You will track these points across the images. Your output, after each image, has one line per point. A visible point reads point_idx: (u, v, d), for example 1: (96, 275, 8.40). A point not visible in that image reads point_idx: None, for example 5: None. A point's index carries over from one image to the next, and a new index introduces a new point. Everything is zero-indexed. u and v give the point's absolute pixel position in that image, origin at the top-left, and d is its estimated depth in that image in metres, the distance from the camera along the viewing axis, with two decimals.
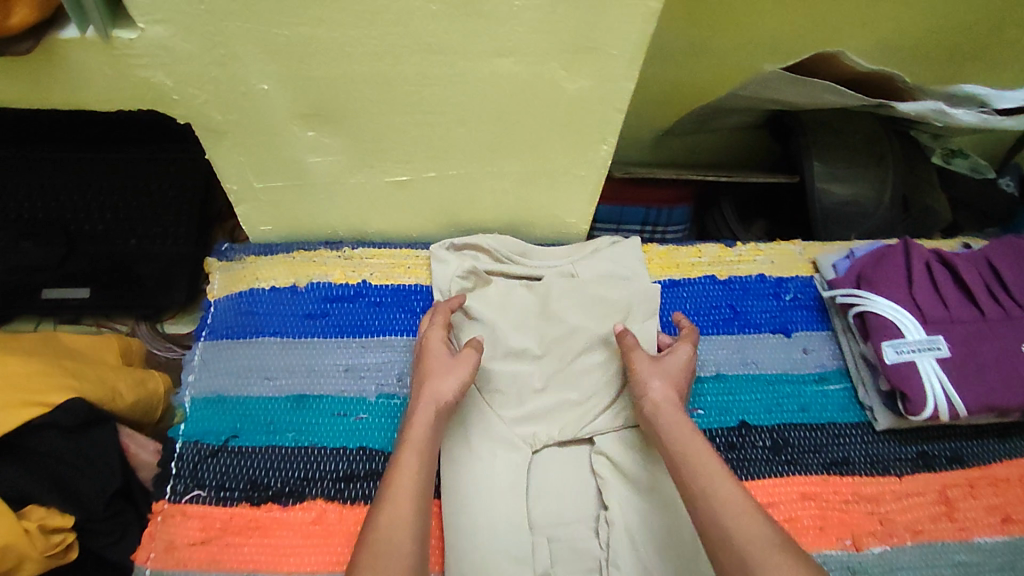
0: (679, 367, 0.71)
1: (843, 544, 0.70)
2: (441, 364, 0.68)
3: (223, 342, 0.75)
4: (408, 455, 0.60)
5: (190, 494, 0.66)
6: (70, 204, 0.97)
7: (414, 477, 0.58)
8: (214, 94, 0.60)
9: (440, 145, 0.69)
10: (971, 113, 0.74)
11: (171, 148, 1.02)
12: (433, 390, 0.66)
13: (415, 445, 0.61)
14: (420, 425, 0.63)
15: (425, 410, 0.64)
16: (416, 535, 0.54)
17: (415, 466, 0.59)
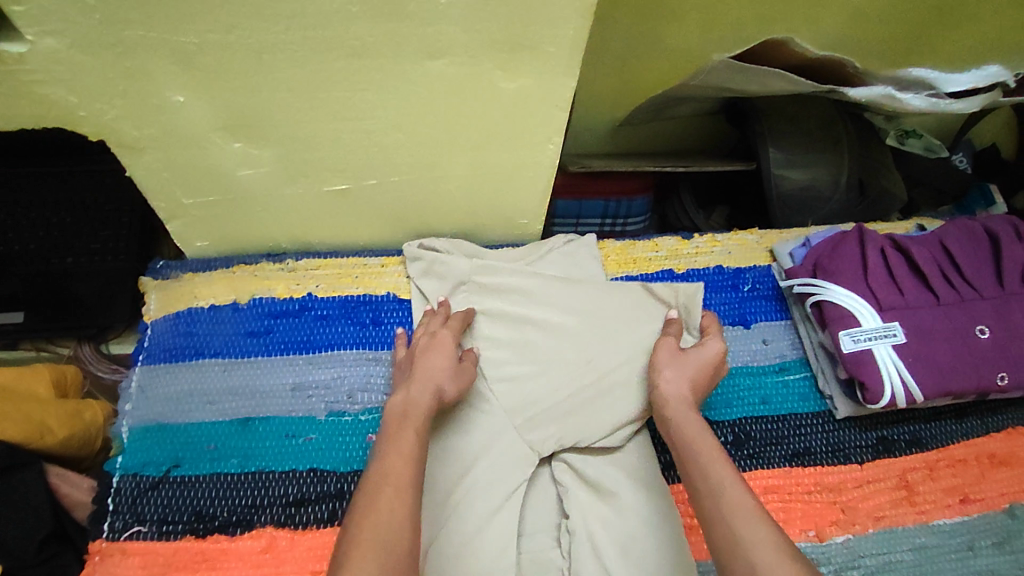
0: (701, 364, 0.68)
1: (806, 535, 0.70)
2: (445, 362, 0.65)
3: (161, 367, 0.72)
4: (403, 435, 0.57)
5: (130, 531, 0.62)
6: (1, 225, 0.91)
7: (410, 458, 0.55)
8: (125, 108, 0.57)
9: (378, 151, 0.66)
10: (919, 98, 0.73)
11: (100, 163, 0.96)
12: (436, 380, 0.63)
13: (412, 424, 0.58)
14: (417, 409, 0.60)
15: (424, 393, 0.62)
16: (410, 520, 0.50)
17: (412, 448, 0.56)
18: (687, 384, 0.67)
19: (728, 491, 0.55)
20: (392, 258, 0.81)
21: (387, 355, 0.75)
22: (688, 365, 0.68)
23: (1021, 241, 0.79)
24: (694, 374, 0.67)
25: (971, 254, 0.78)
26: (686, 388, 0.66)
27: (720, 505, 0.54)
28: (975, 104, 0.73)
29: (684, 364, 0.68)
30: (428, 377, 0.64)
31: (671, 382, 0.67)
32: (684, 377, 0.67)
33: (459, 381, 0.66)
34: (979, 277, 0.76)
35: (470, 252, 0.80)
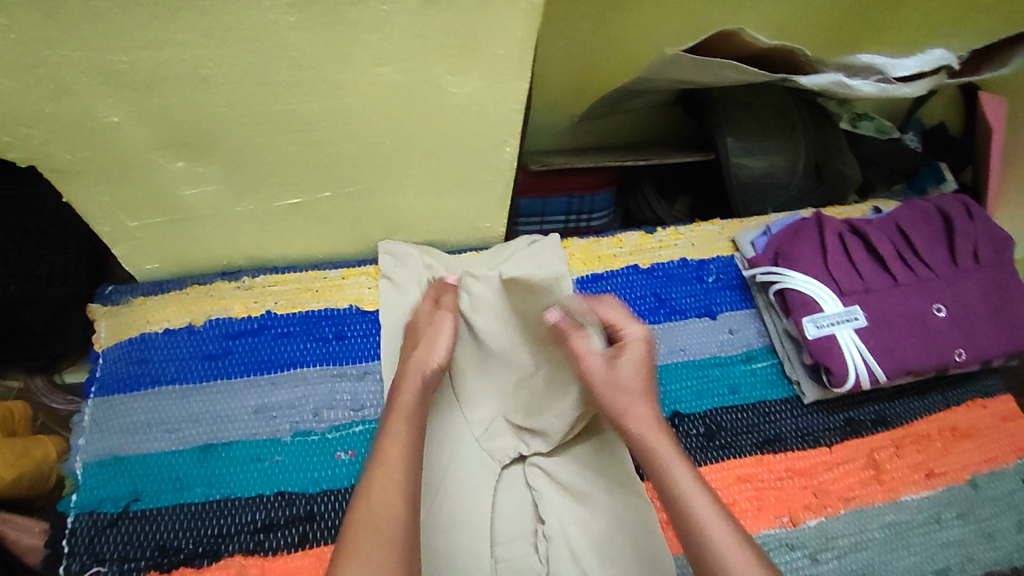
0: (637, 364, 0.64)
1: (780, 521, 0.71)
2: (425, 337, 0.68)
3: (114, 397, 0.69)
4: (397, 421, 0.60)
5: (88, 572, 0.59)
6: None
7: (402, 443, 0.58)
8: (54, 132, 0.54)
9: (330, 163, 0.64)
10: (869, 82, 0.72)
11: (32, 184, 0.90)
12: (420, 358, 0.66)
13: (402, 412, 0.61)
14: (406, 395, 0.63)
15: (413, 375, 0.64)
16: (403, 493, 0.55)
17: (404, 435, 0.59)
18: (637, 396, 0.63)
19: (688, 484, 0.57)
20: (352, 269, 0.79)
21: (352, 370, 0.73)
22: (632, 382, 0.63)
23: (972, 220, 0.81)
24: (641, 391, 0.63)
25: (925, 234, 0.80)
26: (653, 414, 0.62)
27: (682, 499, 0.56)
28: (920, 87, 0.74)
29: (631, 380, 0.63)
30: (413, 357, 0.66)
31: (636, 410, 0.62)
32: (640, 400, 0.62)
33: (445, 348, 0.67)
34: (935, 256, 0.78)
35: (443, 258, 0.79)
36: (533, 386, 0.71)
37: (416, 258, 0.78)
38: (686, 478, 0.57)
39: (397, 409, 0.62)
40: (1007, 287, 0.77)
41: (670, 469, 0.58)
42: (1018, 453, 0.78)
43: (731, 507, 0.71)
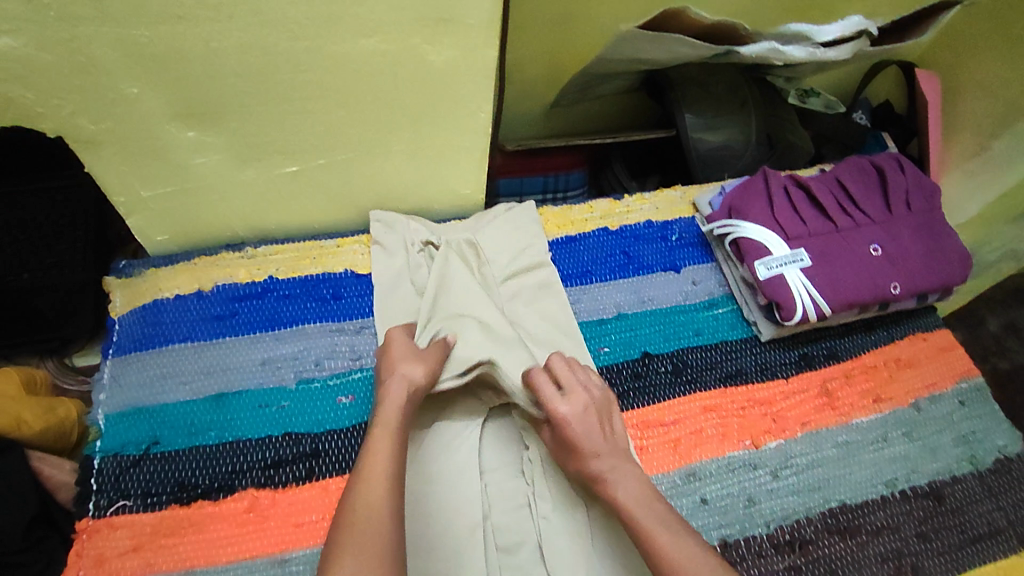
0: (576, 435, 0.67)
1: (744, 444, 0.78)
2: (405, 355, 0.70)
3: (131, 357, 0.75)
4: (380, 436, 0.62)
5: (115, 506, 0.65)
6: None
7: (388, 456, 0.61)
8: (81, 103, 0.61)
9: (324, 130, 0.72)
10: (801, 48, 0.82)
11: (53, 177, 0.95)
12: (404, 372, 0.68)
13: (387, 424, 0.63)
14: (391, 404, 0.65)
15: (398, 388, 0.67)
16: (387, 506, 0.56)
17: (386, 448, 0.61)
18: (589, 458, 0.66)
19: (643, 513, 0.61)
20: (346, 239, 0.85)
21: (350, 325, 0.80)
22: (588, 437, 0.67)
23: (903, 173, 0.90)
24: (596, 445, 0.66)
25: (863, 187, 0.88)
26: (616, 459, 0.66)
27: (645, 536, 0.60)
28: (846, 50, 0.84)
29: (594, 434, 0.67)
30: (397, 372, 0.68)
31: (597, 457, 0.66)
32: (597, 446, 0.66)
33: (430, 368, 0.70)
34: (872, 206, 0.87)
35: (428, 224, 0.86)
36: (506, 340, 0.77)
37: (404, 226, 0.86)
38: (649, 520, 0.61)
39: (383, 423, 0.64)
40: (935, 230, 0.86)
41: (623, 503, 0.63)
42: (956, 379, 0.86)
43: (698, 433, 0.78)
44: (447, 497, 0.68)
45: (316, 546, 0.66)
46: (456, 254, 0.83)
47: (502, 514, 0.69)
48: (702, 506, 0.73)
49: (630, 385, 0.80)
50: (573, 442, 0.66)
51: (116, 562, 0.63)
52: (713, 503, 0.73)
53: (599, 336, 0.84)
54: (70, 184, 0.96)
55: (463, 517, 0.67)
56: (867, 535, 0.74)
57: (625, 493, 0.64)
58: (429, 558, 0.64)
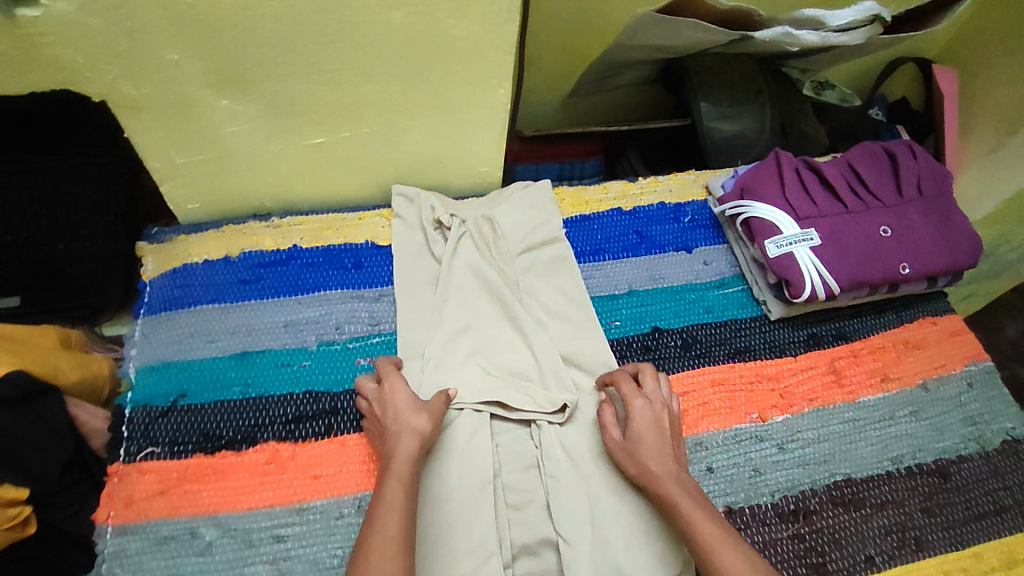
0: (648, 427, 0.69)
1: (751, 417, 0.79)
2: (411, 407, 0.68)
3: (161, 316, 0.78)
4: (391, 489, 0.61)
5: (144, 452, 0.69)
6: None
7: (401, 509, 0.59)
8: (125, 68, 0.65)
9: (350, 102, 0.75)
10: (813, 33, 0.83)
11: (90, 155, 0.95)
12: (411, 424, 0.66)
13: (399, 476, 0.62)
14: (402, 459, 0.63)
15: (407, 441, 0.65)
16: (400, 560, 0.56)
17: (399, 501, 0.60)
18: (658, 453, 0.67)
19: (691, 510, 0.62)
20: (368, 212, 0.88)
21: (369, 293, 0.82)
22: (644, 439, 0.68)
23: (915, 159, 0.91)
24: (652, 447, 0.67)
25: (874, 171, 0.90)
26: (672, 463, 0.67)
27: (704, 547, 0.59)
28: (858, 36, 0.85)
29: (661, 432, 0.69)
30: (404, 425, 0.66)
31: (654, 457, 0.67)
32: (651, 446, 0.67)
33: (435, 419, 0.68)
34: (883, 190, 0.88)
35: (445, 199, 0.89)
36: (513, 314, 0.80)
37: (420, 202, 0.88)
38: (711, 529, 0.60)
39: (393, 475, 0.62)
40: (946, 215, 0.87)
41: (687, 512, 0.62)
42: (965, 361, 0.87)
43: (706, 406, 0.79)
44: (456, 462, 0.69)
45: (348, 494, 0.69)
46: (468, 235, 0.86)
47: (512, 474, 0.71)
48: (708, 474, 0.75)
49: (640, 357, 0.82)
50: (646, 433, 0.68)
51: (144, 504, 0.66)
52: (719, 472, 0.75)
53: (611, 310, 0.86)
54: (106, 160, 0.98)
55: (472, 477, 0.69)
56: (871, 507, 0.75)
57: (672, 490, 0.64)
58: (440, 512, 0.67)
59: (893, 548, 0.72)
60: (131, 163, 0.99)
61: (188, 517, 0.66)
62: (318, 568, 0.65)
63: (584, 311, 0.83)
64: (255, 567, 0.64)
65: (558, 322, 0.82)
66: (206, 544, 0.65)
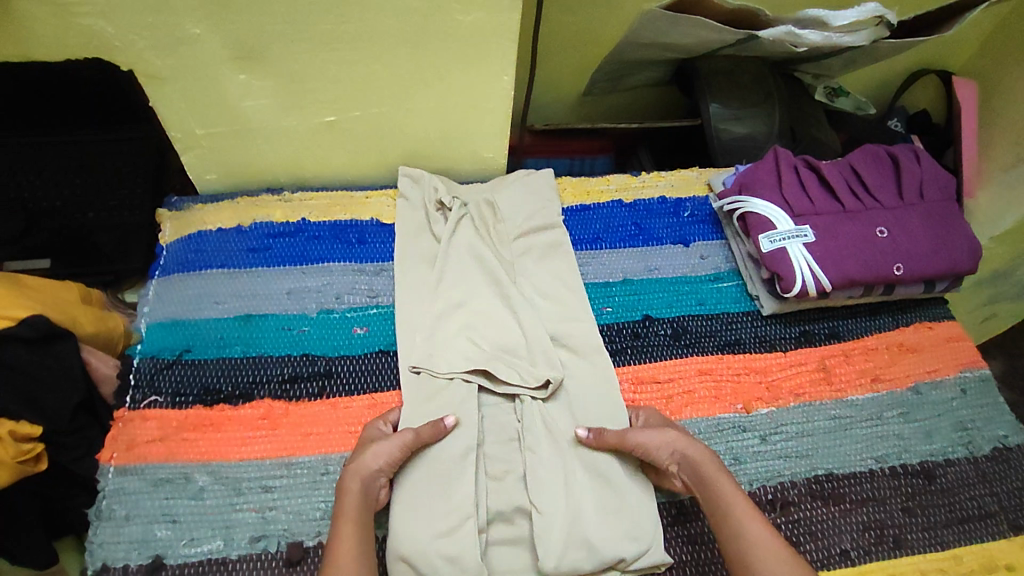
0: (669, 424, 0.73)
1: (735, 408, 0.80)
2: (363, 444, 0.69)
3: (174, 277, 0.83)
4: (346, 529, 0.61)
5: (148, 400, 0.73)
6: (33, 183, 1.00)
7: (351, 553, 0.59)
8: (151, 39, 0.70)
9: (360, 83, 0.79)
10: (816, 33, 0.85)
11: (127, 129, 1.04)
12: (359, 459, 0.66)
13: (348, 516, 0.62)
14: (350, 506, 0.63)
15: (353, 481, 0.64)
16: None
17: (350, 537, 0.61)
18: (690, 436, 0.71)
19: (729, 490, 0.65)
20: (375, 191, 0.92)
21: (370, 267, 0.86)
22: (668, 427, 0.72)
23: (919, 163, 0.91)
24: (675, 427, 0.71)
25: (876, 174, 0.90)
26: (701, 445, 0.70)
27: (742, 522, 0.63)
28: (863, 37, 0.88)
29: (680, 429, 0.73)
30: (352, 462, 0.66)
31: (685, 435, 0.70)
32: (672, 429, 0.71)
33: (389, 455, 0.67)
34: (883, 192, 0.88)
35: (449, 182, 0.92)
36: (506, 293, 0.83)
37: (423, 184, 0.91)
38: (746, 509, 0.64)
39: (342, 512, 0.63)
40: (946, 219, 0.87)
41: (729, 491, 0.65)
42: (960, 367, 0.87)
43: (690, 393, 0.81)
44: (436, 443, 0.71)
45: (335, 453, 0.72)
46: (468, 218, 0.89)
47: (495, 446, 0.73)
48: None
49: (629, 342, 0.84)
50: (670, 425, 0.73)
51: (144, 448, 0.70)
52: None
53: (604, 297, 0.88)
54: (131, 136, 1.04)
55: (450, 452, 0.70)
56: (852, 503, 0.75)
57: (709, 464, 0.67)
58: (416, 477, 0.69)
59: (869, 544, 0.72)
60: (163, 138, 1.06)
61: (184, 463, 0.69)
62: (301, 519, 0.68)
63: (576, 294, 0.85)
64: (243, 513, 0.67)
65: (550, 304, 0.84)
66: (199, 488, 0.68)
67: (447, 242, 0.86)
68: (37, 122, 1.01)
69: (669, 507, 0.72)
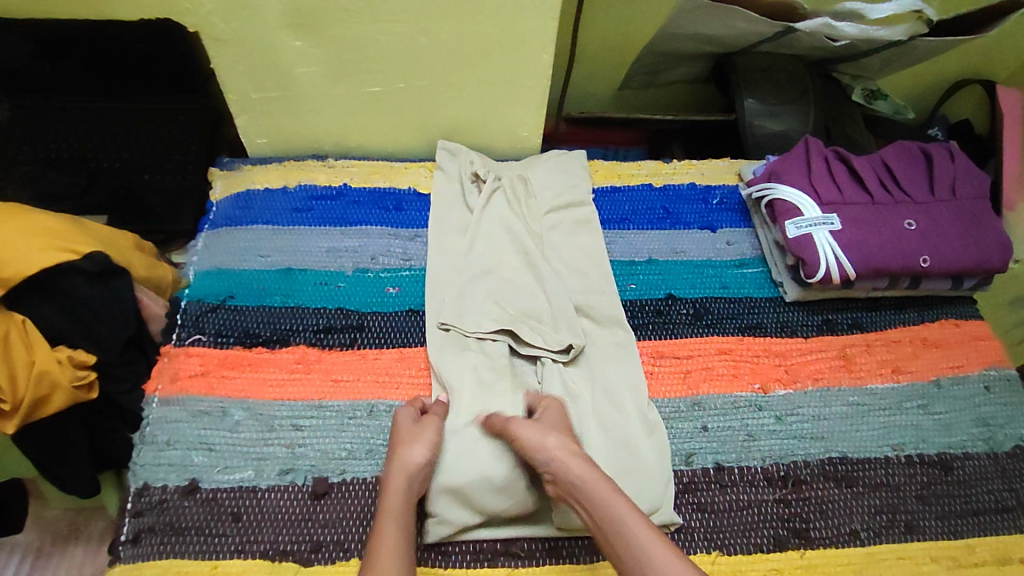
0: (557, 424, 0.70)
1: (753, 388, 0.81)
2: (410, 436, 0.67)
3: (222, 230, 0.88)
4: (387, 526, 0.62)
5: (192, 338, 0.78)
6: (96, 144, 1.04)
7: (394, 545, 0.60)
8: (217, 2, 0.76)
9: (406, 56, 0.83)
10: (852, 27, 0.89)
11: (183, 99, 1.07)
12: (403, 457, 0.65)
13: (391, 513, 0.63)
14: (397, 501, 0.64)
15: (398, 476, 0.65)
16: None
17: (392, 533, 0.61)
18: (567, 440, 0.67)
19: (621, 509, 0.61)
20: (413, 163, 0.96)
21: (405, 232, 0.90)
22: (555, 429, 0.68)
23: (953, 161, 0.91)
24: (566, 433, 0.69)
25: (908, 169, 0.90)
26: (575, 445, 0.67)
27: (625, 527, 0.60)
28: (897, 32, 0.91)
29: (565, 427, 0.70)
30: (398, 458, 0.66)
31: (559, 438, 0.67)
32: (565, 436, 0.68)
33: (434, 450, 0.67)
34: (914, 187, 0.89)
35: (486, 158, 0.96)
36: (534, 264, 0.86)
37: (460, 159, 0.95)
38: (626, 512, 0.61)
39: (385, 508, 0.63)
40: (978, 216, 0.87)
41: (606, 502, 0.62)
42: (985, 365, 0.86)
43: (709, 370, 0.82)
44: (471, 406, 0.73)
45: (361, 401, 0.75)
46: (502, 191, 0.92)
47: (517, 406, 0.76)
48: (702, 432, 0.78)
49: (650, 319, 0.85)
50: (555, 424, 0.69)
51: (187, 381, 0.75)
52: (713, 432, 0.77)
53: (628, 274, 0.90)
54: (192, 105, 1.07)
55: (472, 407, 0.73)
56: (864, 487, 0.75)
57: (583, 471, 0.64)
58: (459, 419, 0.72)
59: (880, 527, 0.73)
60: (218, 111, 1.09)
61: (222, 398, 0.74)
62: (327, 457, 0.71)
63: (603, 268, 0.88)
64: (274, 448, 0.71)
65: (577, 277, 0.87)
66: (234, 422, 0.73)
67: (480, 214, 0.90)
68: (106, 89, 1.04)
69: (681, 476, 0.74)
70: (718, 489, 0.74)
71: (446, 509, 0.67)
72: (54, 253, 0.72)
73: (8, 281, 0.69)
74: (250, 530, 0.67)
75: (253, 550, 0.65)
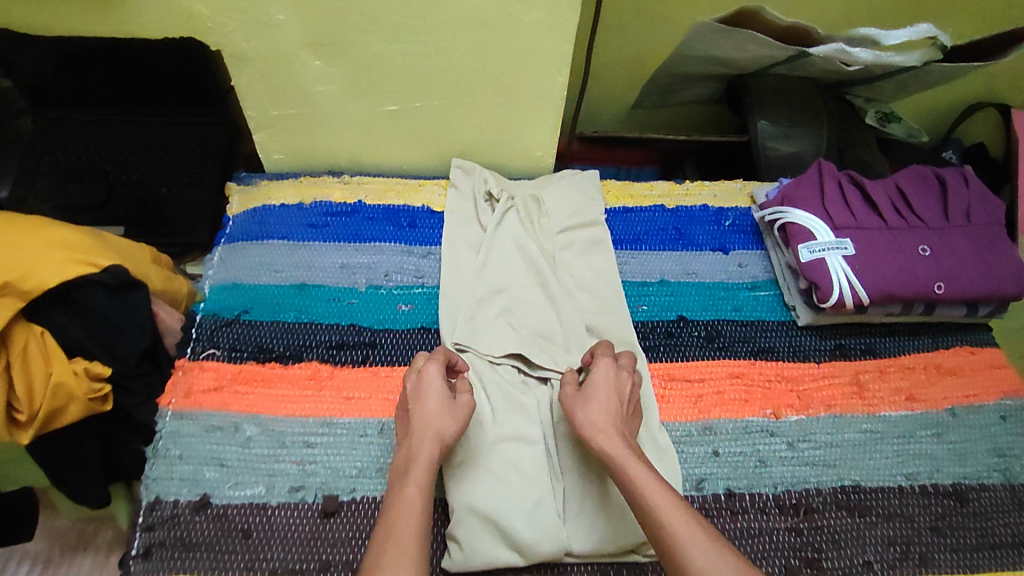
0: (608, 389, 0.72)
1: (764, 413, 0.81)
2: (441, 407, 0.68)
3: (238, 244, 0.89)
4: (411, 489, 0.61)
5: (206, 352, 0.79)
6: (115, 158, 1.05)
7: (415, 516, 0.59)
8: (240, 23, 0.78)
9: (423, 76, 0.85)
10: (867, 52, 0.89)
11: (204, 114, 1.09)
12: (438, 429, 0.66)
13: (417, 479, 0.62)
14: (421, 463, 0.63)
15: (428, 441, 0.65)
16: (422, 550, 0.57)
17: (417, 508, 0.60)
18: (609, 416, 0.69)
19: (639, 477, 0.62)
20: (427, 181, 0.97)
21: (418, 250, 0.90)
22: (601, 393, 0.71)
23: (968, 186, 0.91)
24: (606, 404, 0.70)
25: (922, 194, 0.90)
26: (615, 418, 0.69)
27: (657, 514, 0.59)
28: (914, 58, 0.91)
29: (613, 391, 0.72)
30: (428, 428, 0.66)
31: (599, 410, 0.69)
32: (604, 407, 0.70)
33: (456, 418, 0.68)
34: (929, 212, 0.89)
35: (500, 177, 0.96)
36: (546, 284, 0.86)
37: (473, 179, 0.95)
38: (656, 493, 0.60)
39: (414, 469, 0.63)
40: (994, 243, 0.87)
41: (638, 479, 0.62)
42: (1000, 394, 0.85)
43: (720, 395, 0.82)
44: (501, 437, 0.73)
45: (373, 419, 0.75)
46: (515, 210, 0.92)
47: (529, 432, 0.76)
48: (713, 457, 0.77)
49: (661, 341, 0.85)
50: (601, 392, 0.71)
51: (200, 395, 0.75)
52: (725, 459, 0.77)
53: (640, 295, 0.90)
54: (210, 121, 1.09)
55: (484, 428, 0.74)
56: (877, 516, 0.75)
57: (614, 448, 0.66)
58: (486, 448, 0.73)
59: (894, 559, 0.72)
60: (236, 126, 1.12)
61: (234, 412, 0.74)
62: (338, 474, 0.71)
63: (614, 288, 0.88)
64: (284, 464, 0.72)
65: (589, 297, 0.87)
66: (246, 438, 0.73)
67: (494, 232, 0.90)
68: (128, 100, 1.07)
69: (692, 501, 0.74)
70: (729, 517, 0.73)
71: (465, 539, 0.67)
72: (73, 266, 0.73)
73: (28, 294, 0.70)
74: (259, 546, 0.67)
75: (262, 568, 0.65)
